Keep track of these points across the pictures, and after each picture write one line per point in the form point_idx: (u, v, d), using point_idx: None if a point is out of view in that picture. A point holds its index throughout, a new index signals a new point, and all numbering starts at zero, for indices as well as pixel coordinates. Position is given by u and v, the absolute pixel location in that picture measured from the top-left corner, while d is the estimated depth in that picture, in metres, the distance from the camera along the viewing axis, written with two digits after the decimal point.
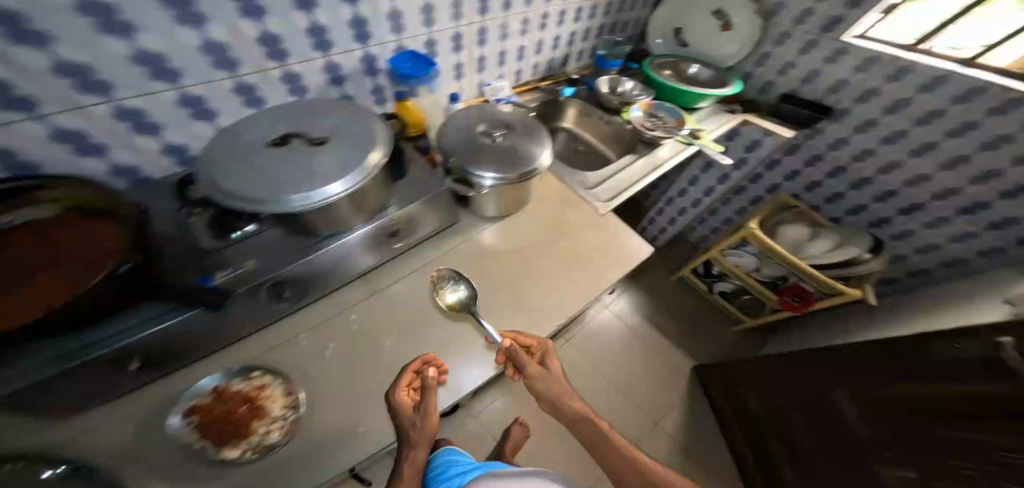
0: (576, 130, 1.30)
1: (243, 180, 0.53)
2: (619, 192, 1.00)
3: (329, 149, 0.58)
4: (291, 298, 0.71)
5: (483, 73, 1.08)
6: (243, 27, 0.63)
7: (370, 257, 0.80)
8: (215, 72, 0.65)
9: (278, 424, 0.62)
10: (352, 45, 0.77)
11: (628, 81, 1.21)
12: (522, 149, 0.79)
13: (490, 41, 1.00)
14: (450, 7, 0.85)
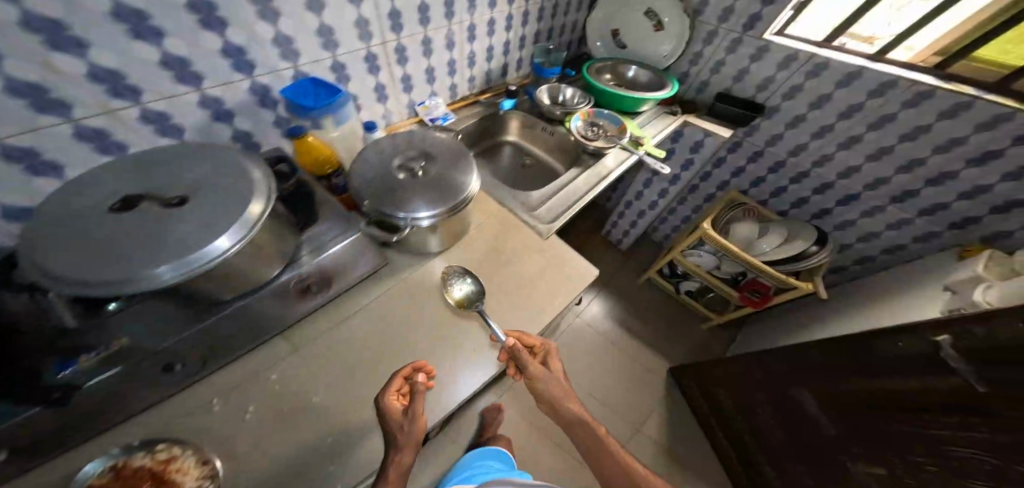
0: (523, 143, 1.17)
1: (76, 261, 0.42)
2: (566, 208, 0.91)
3: (192, 207, 0.48)
4: (186, 374, 0.58)
5: (412, 92, 0.96)
6: (61, 63, 0.49)
7: (283, 311, 0.66)
8: (41, 116, 0.51)
9: None
10: (234, 76, 0.65)
11: (569, 88, 1.12)
12: (450, 177, 0.68)
13: (412, 58, 0.89)
14: (353, 27, 0.74)
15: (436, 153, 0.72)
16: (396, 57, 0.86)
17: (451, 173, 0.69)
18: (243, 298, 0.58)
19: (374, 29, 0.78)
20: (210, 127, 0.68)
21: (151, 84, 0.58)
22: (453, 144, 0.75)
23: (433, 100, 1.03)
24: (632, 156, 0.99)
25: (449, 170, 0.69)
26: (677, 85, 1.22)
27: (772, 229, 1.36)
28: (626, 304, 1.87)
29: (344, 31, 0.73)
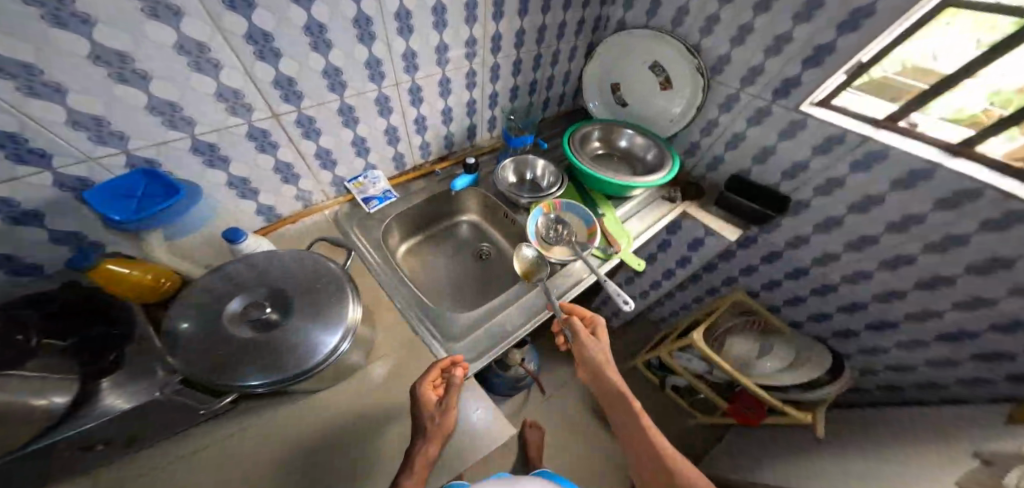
0: (482, 223, 0.94)
1: None
2: (494, 345, 0.67)
3: None
4: None
5: (337, 167, 0.74)
6: None
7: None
8: None
9: None
10: (15, 171, 0.42)
11: (539, 160, 0.88)
12: (324, 314, 0.49)
13: (327, 131, 0.66)
14: (214, 99, 0.51)
15: (311, 277, 0.53)
16: (300, 130, 0.63)
17: (319, 311, 0.49)
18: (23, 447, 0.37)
19: (254, 101, 0.55)
20: (7, 233, 0.45)
21: None
22: (327, 269, 0.54)
23: (370, 174, 0.80)
24: (590, 278, 0.73)
25: (324, 303, 0.50)
26: (676, 161, 0.91)
27: (775, 348, 1.13)
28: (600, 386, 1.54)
29: (196, 104, 0.50)
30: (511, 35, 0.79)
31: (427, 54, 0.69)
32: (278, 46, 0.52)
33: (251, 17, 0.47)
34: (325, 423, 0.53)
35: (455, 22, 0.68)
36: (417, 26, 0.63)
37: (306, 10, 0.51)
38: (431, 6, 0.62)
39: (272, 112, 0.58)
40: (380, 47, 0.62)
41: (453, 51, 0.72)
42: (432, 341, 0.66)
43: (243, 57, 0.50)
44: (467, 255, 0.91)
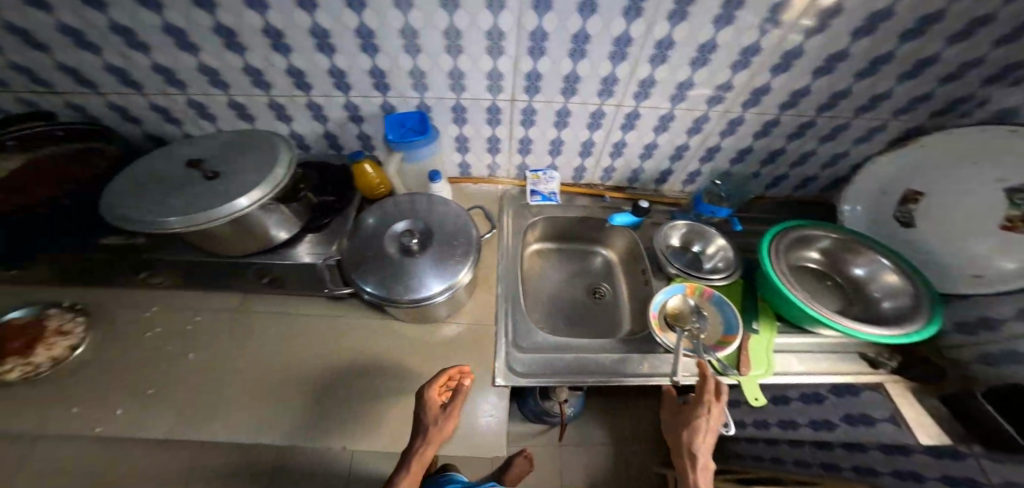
0: (615, 265, 0.92)
1: (148, 198, 0.47)
2: (547, 378, 0.66)
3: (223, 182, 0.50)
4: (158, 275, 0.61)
5: (527, 156, 0.80)
6: (228, 57, 0.56)
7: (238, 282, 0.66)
8: (212, 88, 0.61)
9: (23, 368, 0.55)
10: (372, 92, 0.65)
11: (715, 238, 0.78)
12: (441, 264, 0.59)
13: (540, 124, 0.72)
14: (484, 79, 0.64)
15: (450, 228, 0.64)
16: (520, 118, 0.71)
17: (444, 257, 0.60)
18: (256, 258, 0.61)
19: (507, 85, 0.65)
20: (346, 123, 0.70)
21: (319, 81, 0.62)
22: (467, 233, 0.63)
23: (549, 172, 0.84)
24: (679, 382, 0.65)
25: (446, 257, 0.60)
26: (921, 333, 0.51)
27: None
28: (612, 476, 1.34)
29: (475, 79, 0.64)
30: (787, 94, 0.63)
31: (665, 88, 0.62)
32: (546, 46, 0.57)
33: (543, 17, 0.53)
34: (390, 355, 0.64)
35: (720, 65, 0.58)
36: (675, 58, 0.57)
37: (582, 19, 0.53)
38: (701, 41, 0.55)
39: (512, 96, 0.67)
40: (624, 68, 0.59)
41: (698, 89, 0.62)
42: (504, 340, 0.70)
43: (519, 49, 0.58)
44: (582, 288, 0.90)
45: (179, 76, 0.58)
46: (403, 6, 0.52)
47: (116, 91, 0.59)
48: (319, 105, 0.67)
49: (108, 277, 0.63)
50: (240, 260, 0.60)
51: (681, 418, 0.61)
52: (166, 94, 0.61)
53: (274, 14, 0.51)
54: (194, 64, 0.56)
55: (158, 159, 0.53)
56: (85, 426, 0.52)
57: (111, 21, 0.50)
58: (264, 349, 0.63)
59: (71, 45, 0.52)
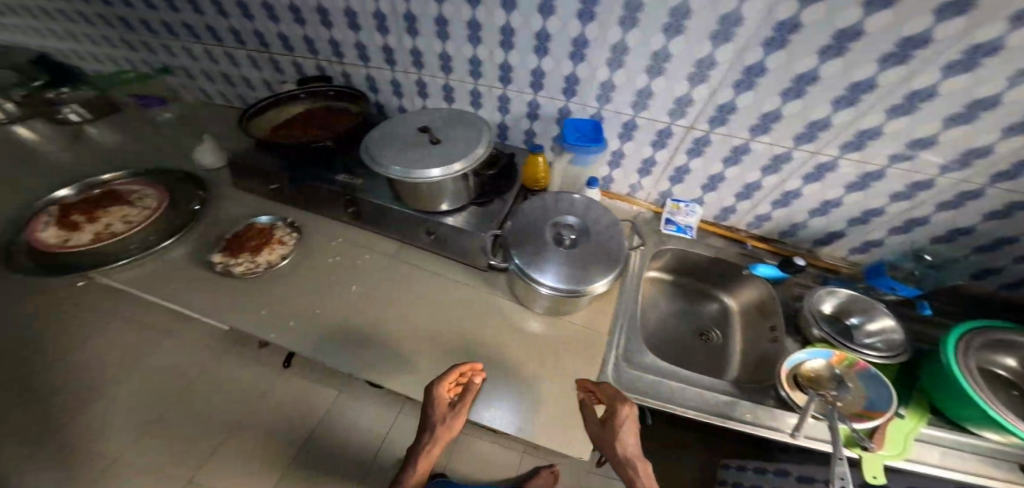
0: (734, 314, 0.91)
1: (388, 147, 0.60)
2: (649, 400, 0.65)
3: (439, 148, 0.60)
4: (352, 214, 0.73)
5: (678, 185, 0.80)
6: (465, 48, 0.69)
7: (400, 234, 0.75)
8: (439, 71, 0.75)
9: (244, 263, 0.67)
10: (558, 96, 0.71)
11: (882, 319, 0.73)
12: (580, 268, 0.57)
13: (708, 155, 0.70)
14: (671, 102, 0.64)
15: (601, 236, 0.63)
16: (691, 146, 0.70)
17: (592, 260, 0.58)
18: (424, 216, 0.69)
19: (692, 113, 0.64)
20: (523, 118, 0.78)
21: (519, 76, 0.70)
22: (618, 245, 0.61)
23: (692, 205, 0.83)
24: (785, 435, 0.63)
25: (592, 263, 0.58)
26: None
27: None
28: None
29: (660, 101, 0.65)
30: None
31: (892, 142, 0.56)
32: (759, 81, 0.56)
33: (768, 53, 0.52)
34: (507, 344, 0.67)
35: (993, 123, 0.49)
36: (924, 112, 0.51)
37: (820, 60, 0.51)
38: (980, 96, 0.47)
39: (691, 124, 0.66)
40: (847, 114, 0.55)
41: (934, 153, 0.55)
42: (614, 353, 0.70)
43: (723, 81, 0.58)
44: (692, 325, 0.91)
45: (424, 58, 0.73)
46: (628, 23, 0.57)
47: (377, 66, 0.78)
48: (509, 98, 0.75)
49: (312, 203, 0.73)
50: (416, 213, 0.69)
51: (603, 425, 0.51)
52: (406, 73, 0.77)
53: (516, 15, 0.62)
54: (438, 49, 0.71)
55: (402, 117, 0.66)
56: (263, 328, 0.61)
57: (407, 10, 0.66)
58: (401, 305, 0.69)
59: (373, 25, 0.70)
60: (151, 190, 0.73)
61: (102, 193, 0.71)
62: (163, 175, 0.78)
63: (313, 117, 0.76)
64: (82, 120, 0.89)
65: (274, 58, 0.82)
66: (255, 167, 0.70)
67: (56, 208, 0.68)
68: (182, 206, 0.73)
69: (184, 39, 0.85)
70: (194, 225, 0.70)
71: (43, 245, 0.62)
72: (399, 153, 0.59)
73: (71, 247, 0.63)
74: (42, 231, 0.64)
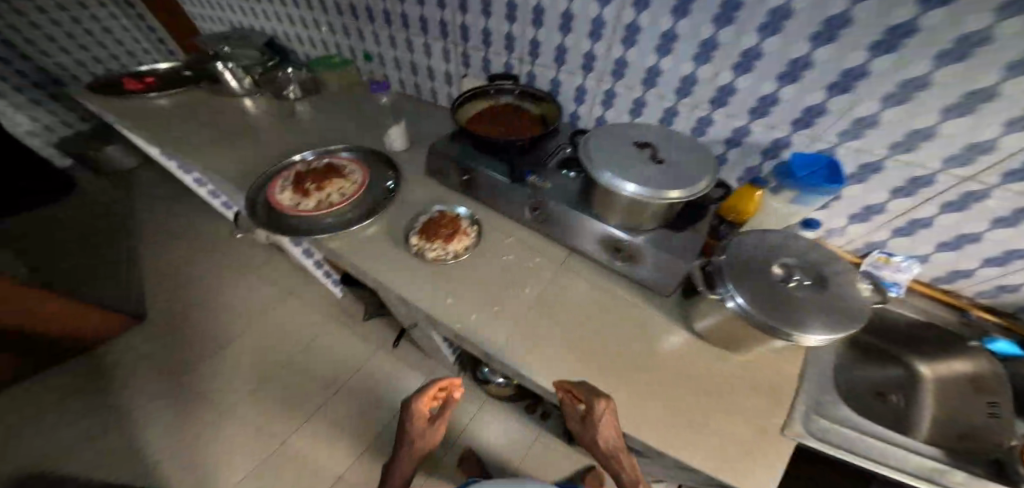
0: (925, 386, 0.76)
1: (605, 154, 0.57)
2: (839, 448, 0.56)
3: (661, 168, 0.55)
4: (531, 217, 0.72)
5: (901, 239, 0.66)
6: (684, 66, 0.61)
7: (567, 237, 0.71)
8: (639, 86, 0.69)
9: (436, 250, 0.68)
10: (780, 128, 0.58)
11: None
12: (789, 308, 0.48)
13: (971, 212, 0.55)
14: (956, 152, 0.49)
15: (830, 285, 0.51)
16: (954, 198, 0.54)
17: (825, 315, 0.47)
18: (606, 225, 0.64)
19: (986, 162, 0.48)
20: (719, 146, 0.67)
21: (738, 101, 0.60)
22: (856, 301, 0.49)
23: (908, 260, 0.67)
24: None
25: (809, 309, 0.48)
26: None
27: None
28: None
29: (945, 145, 0.49)
30: None
31: None
32: None
33: None
34: (683, 375, 0.61)
35: None
36: None
37: None
38: None
39: (971, 175, 0.50)
40: None
41: None
42: (801, 397, 0.61)
43: None
44: (867, 382, 0.78)
45: (627, 70, 0.68)
46: (949, 59, 0.41)
47: (570, 72, 0.75)
48: (715, 121, 0.65)
49: (493, 197, 0.74)
50: (603, 225, 0.64)
51: (586, 422, 0.52)
52: (597, 81, 0.74)
53: (774, 41, 0.50)
54: (650, 63, 0.64)
55: (623, 128, 0.63)
56: (451, 318, 0.62)
57: (632, 21, 0.61)
58: (573, 315, 0.66)
59: (585, 34, 0.68)
60: (356, 168, 0.80)
61: (321, 165, 0.80)
62: (363, 153, 0.87)
63: (504, 114, 0.78)
64: (296, 97, 1.07)
65: (466, 53, 0.88)
66: (451, 158, 0.73)
67: (291, 175, 0.79)
68: (379, 183, 0.80)
69: (394, 29, 0.95)
70: (391, 206, 0.75)
71: (282, 205, 0.72)
72: (617, 162, 0.56)
73: (300, 211, 0.72)
74: (281, 193, 0.74)
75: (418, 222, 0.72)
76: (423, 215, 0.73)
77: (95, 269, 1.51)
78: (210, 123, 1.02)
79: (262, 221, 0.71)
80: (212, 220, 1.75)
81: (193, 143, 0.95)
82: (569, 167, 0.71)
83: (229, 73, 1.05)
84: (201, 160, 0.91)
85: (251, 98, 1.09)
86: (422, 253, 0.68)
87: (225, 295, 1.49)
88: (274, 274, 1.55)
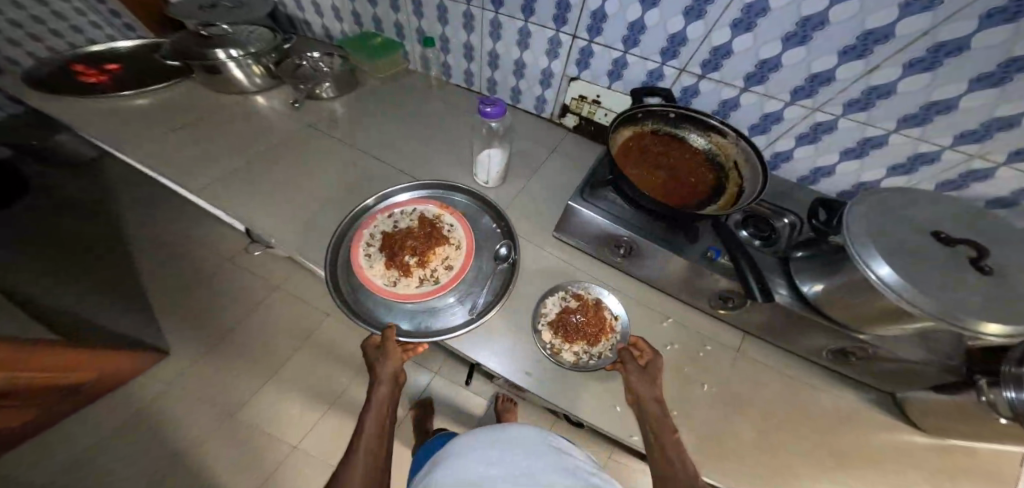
0: None
1: (876, 234, 0.38)
2: None
3: (976, 280, 0.34)
4: (711, 301, 0.50)
5: None
6: (1002, 107, 0.45)
7: (751, 326, 0.51)
8: (889, 122, 0.53)
9: (575, 353, 0.49)
10: None
11: None
12: None
13: None
14: None
15: None
16: None
17: None
18: (838, 326, 0.43)
19: None
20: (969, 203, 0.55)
21: None
22: None
23: None
24: None
25: None
26: None
27: None
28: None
29: None
30: None
31: None
32: None
33: None
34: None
35: None
36: None
37: None
38: None
39: None
40: None
41: None
42: None
43: None
44: None
45: (885, 100, 0.51)
46: None
47: (773, 93, 0.58)
48: (995, 177, 0.51)
49: (650, 270, 0.53)
50: (831, 324, 0.44)
51: (646, 371, 0.44)
52: (811, 110, 0.57)
53: None
54: (935, 97, 0.48)
55: (898, 200, 0.43)
56: (622, 428, 0.44)
57: (955, 39, 0.42)
58: (755, 412, 0.46)
59: (837, 48, 0.49)
60: (455, 221, 0.59)
61: (413, 222, 0.59)
62: (455, 194, 0.65)
63: (664, 152, 0.58)
64: (328, 96, 0.81)
65: (588, 48, 0.64)
66: (596, 214, 0.52)
67: (375, 236, 0.57)
68: (486, 247, 0.58)
69: (473, 6, 0.68)
70: (511, 288, 0.53)
71: (378, 289, 0.51)
72: (901, 252, 0.37)
73: (401, 296, 0.51)
74: (372, 270, 0.53)
75: (547, 308, 0.52)
76: (549, 298, 0.53)
77: (74, 292, 1.20)
78: (226, 136, 0.73)
79: (348, 303, 0.51)
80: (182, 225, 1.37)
81: (214, 165, 0.68)
82: (750, 228, 0.52)
83: (235, 64, 0.75)
84: (232, 194, 0.64)
85: (270, 99, 0.81)
86: (556, 358, 0.48)
87: (254, 313, 1.19)
88: (299, 288, 1.24)
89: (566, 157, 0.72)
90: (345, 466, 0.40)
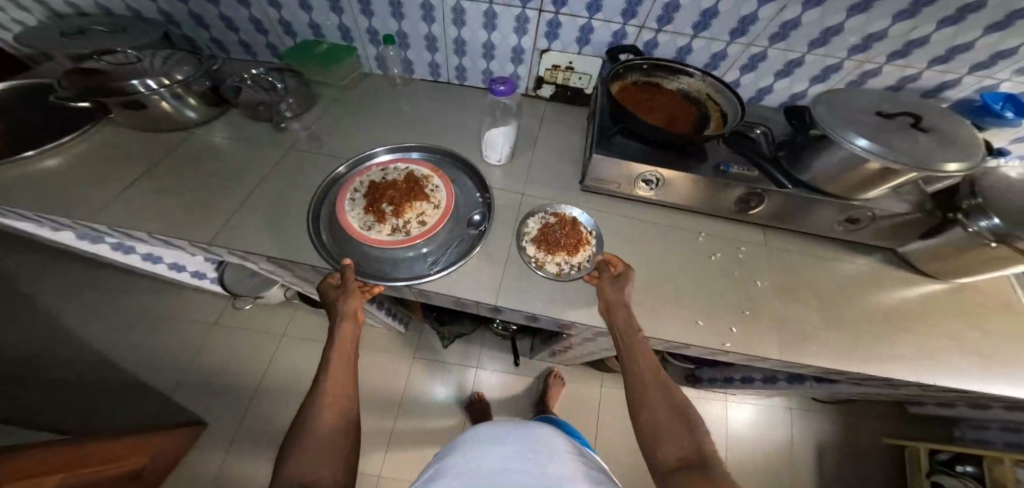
0: None
1: (843, 118, 0.46)
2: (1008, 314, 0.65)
3: (924, 135, 0.44)
4: (739, 207, 0.57)
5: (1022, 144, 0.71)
6: (876, 23, 0.58)
7: (765, 221, 0.59)
8: (804, 47, 0.63)
9: (558, 262, 0.52)
10: (956, 72, 0.61)
11: None
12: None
13: None
14: None
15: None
16: None
17: None
18: (833, 199, 0.52)
19: None
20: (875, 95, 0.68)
21: (922, 52, 0.60)
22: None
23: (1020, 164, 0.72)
24: None
25: None
26: None
27: None
28: (852, 459, 1.10)
29: None
30: None
31: None
32: None
33: None
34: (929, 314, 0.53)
35: None
36: None
37: None
38: None
39: None
40: None
41: None
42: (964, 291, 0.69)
43: None
44: None
45: (795, 32, 0.62)
46: None
47: (712, 37, 0.66)
48: (882, 73, 0.64)
49: (675, 195, 0.58)
50: (829, 200, 0.52)
51: (618, 281, 0.46)
52: (746, 45, 0.66)
53: None
54: (831, 23, 0.59)
55: (845, 92, 0.52)
56: (698, 341, 0.47)
57: None
58: (785, 294, 0.53)
59: None
60: (440, 183, 0.59)
61: (401, 176, 0.59)
62: (437, 156, 0.67)
63: (652, 94, 0.64)
64: (290, 113, 0.73)
65: (555, 20, 0.66)
66: (610, 154, 0.55)
67: (364, 182, 0.59)
68: (462, 212, 0.58)
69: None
70: (474, 251, 0.52)
71: (351, 228, 0.52)
72: (869, 128, 0.45)
73: (370, 241, 0.52)
74: (352, 212, 0.54)
75: (530, 227, 0.56)
76: (530, 219, 0.57)
77: None
78: (194, 173, 0.63)
79: (325, 241, 0.53)
80: (110, 309, 1.14)
81: (195, 206, 0.58)
82: (739, 138, 0.58)
83: (161, 95, 0.62)
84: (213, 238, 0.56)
85: (220, 128, 0.71)
86: (539, 265, 0.52)
87: (252, 377, 1.05)
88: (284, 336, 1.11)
89: (550, 125, 0.74)
90: (310, 406, 0.34)
